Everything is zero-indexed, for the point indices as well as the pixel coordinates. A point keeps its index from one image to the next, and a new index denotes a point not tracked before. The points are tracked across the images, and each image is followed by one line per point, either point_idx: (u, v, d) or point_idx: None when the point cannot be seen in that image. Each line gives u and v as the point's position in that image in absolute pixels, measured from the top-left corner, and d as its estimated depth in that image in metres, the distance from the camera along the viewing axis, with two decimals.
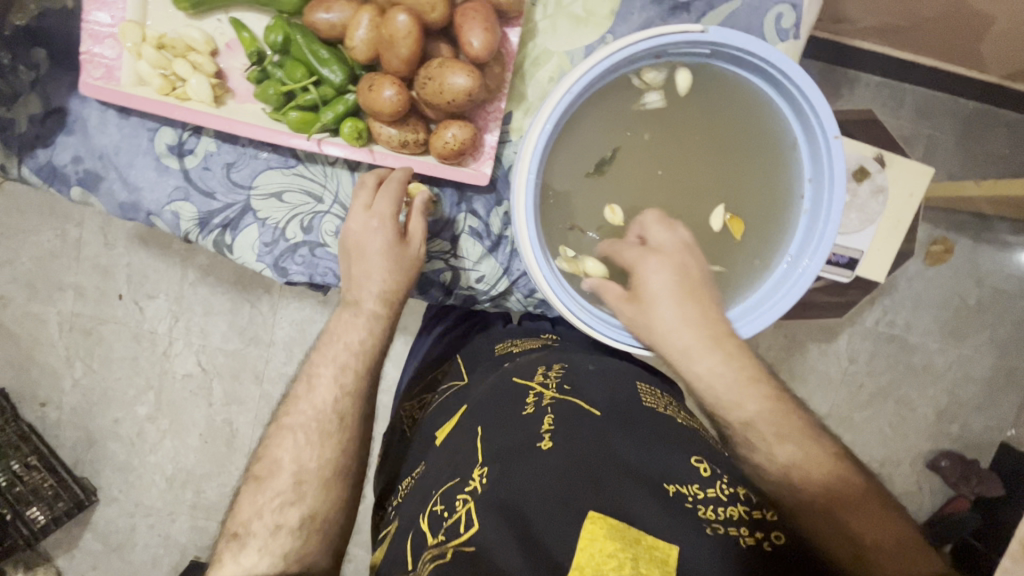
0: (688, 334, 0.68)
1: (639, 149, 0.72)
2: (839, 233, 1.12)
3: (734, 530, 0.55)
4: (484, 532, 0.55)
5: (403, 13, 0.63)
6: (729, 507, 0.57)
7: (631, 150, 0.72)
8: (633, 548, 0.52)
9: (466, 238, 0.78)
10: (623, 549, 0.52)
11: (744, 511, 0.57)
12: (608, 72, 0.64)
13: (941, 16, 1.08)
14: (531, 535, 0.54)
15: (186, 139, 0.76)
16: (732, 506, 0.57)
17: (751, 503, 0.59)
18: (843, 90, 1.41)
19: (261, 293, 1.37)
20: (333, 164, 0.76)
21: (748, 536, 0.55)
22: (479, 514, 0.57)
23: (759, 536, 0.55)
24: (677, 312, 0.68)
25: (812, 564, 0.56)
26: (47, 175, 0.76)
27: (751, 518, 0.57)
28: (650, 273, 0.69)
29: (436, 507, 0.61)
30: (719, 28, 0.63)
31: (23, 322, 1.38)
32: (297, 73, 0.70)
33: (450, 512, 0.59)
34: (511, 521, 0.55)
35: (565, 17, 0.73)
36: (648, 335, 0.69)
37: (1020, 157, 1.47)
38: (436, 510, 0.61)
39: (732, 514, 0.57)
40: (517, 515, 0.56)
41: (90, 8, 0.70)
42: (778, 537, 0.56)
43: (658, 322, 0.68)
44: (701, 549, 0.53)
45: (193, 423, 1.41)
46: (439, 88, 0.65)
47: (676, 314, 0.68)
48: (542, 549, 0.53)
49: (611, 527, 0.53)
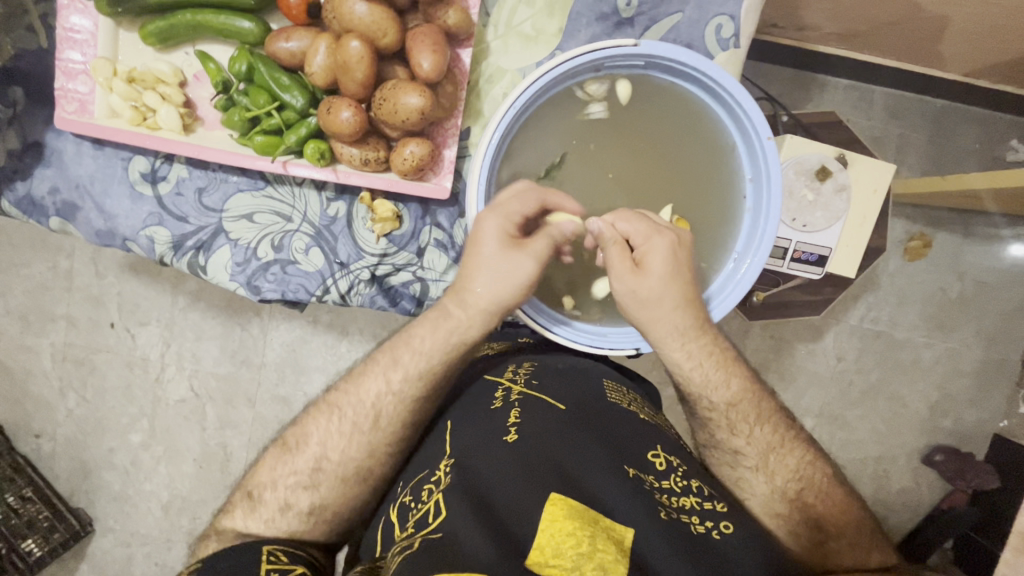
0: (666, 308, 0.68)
1: (588, 154, 0.77)
2: (807, 232, 1.14)
3: (687, 517, 0.59)
4: (449, 516, 0.57)
5: (356, 39, 0.67)
6: (682, 497, 0.61)
7: (577, 155, 0.77)
8: (591, 526, 0.55)
9: (431, 250, 0.81)
10: (581, 527, 0.55)
11: (696, 501, 0.61)
12: (550, 86, 0.69)
13: (898, 20, 1.12)
14: (495, 516, 0.57)
15: (158, 166, 0.79)
16: (685, 496, 0.62)
17: (703, 495, 0.62)
18: (813, 94, 1.45)
19: (250, 316, 1.39)
20: (300, 185, 0.80)
21: (699, 524, 0.59)
22: (446, 498, 0.59)
23: (708, 525, 0.59)
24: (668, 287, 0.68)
25: (765, 548, 0.58)
26: (26, 207, 0.79)
27: (702, 508, 0.61)
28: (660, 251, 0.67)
29: (404, 498, 0.64)
30: (650, 41, 0.68)
31: (18, 355, 1.40)
32: (261, 99, 0.74)
33: (418, 504, 0.61)
34: (475, 506, 0.58)
35: (516, 37, 0.77)
36: (637, 302, 0.68)
37: (991, 152, 1.50)
38: (404, 501, 0.64)
39: (685, 504, 0.61)
40: (481, 500, 0.58)
41: (63, 47, 0.74)
42: (727, 526, 0.59)
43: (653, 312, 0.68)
44: (655, 532, 0.56)
45: (188, 448, 1.42)
46: (394, 108, 0.69)
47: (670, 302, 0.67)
48: (506, 530, 0.56)
49: (571, 508, 0.56)
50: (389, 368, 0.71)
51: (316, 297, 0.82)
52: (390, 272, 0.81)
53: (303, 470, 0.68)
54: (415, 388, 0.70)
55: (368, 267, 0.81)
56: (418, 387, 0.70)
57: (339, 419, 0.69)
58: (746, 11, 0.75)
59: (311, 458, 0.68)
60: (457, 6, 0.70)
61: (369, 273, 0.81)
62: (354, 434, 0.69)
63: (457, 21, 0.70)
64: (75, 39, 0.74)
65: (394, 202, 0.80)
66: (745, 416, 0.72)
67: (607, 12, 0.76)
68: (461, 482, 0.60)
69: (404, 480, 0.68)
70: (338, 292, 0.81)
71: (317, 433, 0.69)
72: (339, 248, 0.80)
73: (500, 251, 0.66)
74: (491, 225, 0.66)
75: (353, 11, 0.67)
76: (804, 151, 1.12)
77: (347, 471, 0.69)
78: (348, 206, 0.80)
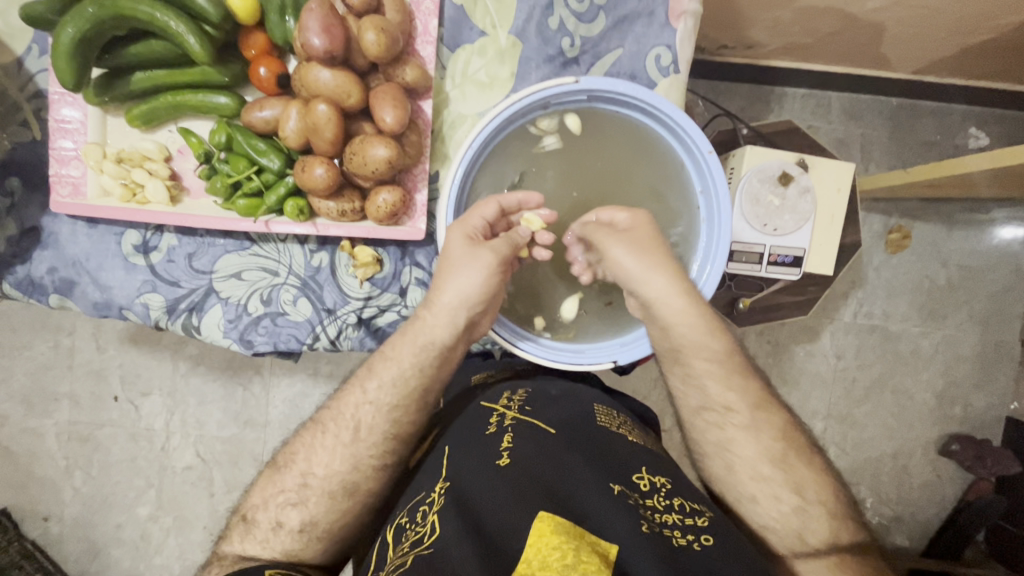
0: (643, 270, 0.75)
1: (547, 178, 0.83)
2: (779, 235, 1.17)
3: (669, 531, 0.59)
4: (441, 533, 0.58)
5: (323, 103, 0.73)
6: (665, 513, 0.62)
7: (535, 180, 0.82)
8: (576, 540, 0.55)
9: (414, 289, 0.86)
10: (566, 541, 0.55)
11: (679, 517, 0.62)
12: (504, 126, 0.75)
13: (840, 30, 1.20)
14: (484, 532, 0.58)
15: (149, 237, 0.83)
16: (668, 513, 0.62)
17: (685, 512, 0.63)
18: (773, 104, 1.51)
19: (251, 374, 1.41)
20: (285, 241, 0.84)
21: (680, 537, 0.59)
22: (439, 518, 0.60)
23: (689, 538, 0.59)
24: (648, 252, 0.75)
25: (744, 561, 0.58)
26: (26, 287, 0.83)
27: (685, 524, 0.61)
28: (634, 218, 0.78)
29: (401, 519, 0.66)
30: (589, 77, 0.73)
31: (22, 439, 1.41)
32: (241, 165, 0.79)
33: (412, 524, 0.63)
34: (466, 523, 0.59)
35: (472, 85, 0.83)
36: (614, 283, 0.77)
37: (953, 141, 1.56)
38: (401, 522, 0.65)
39: (667, 520, 0.61)
40: (472, 518, 0.60)
41: (55, 137, 0.80)
42: (707, 540, 0.60)
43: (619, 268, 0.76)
44: (638, 542, 0.56)
45: (197, 516, 1.42)
46: (363, 160, 0.74)
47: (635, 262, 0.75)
48: (494, 546, 0.56)
49: (558, 522, 0.57)
50: (365, 379, 0.73)
51: (306, 346, 0.85)
52: (375, 313, 0.85)
53: (292, 487, 0.70)
54: (390, 397, 0.72)
55: (354, 311, 0.85)
56: (393, 394, 0.72)
57: (325, 435, 0.71)
58: (681, 40, 0.81)
59: (298, 476, 0.70)
60: (414, 64, 0.77)
61: (356, 317, 0.85)
62: (337, 447, 0.71)
63: (415, 77, 0.77)
64: (66, 128, 0.80)
65: (374, 248, 0.84)
66: (749, 428, 0.72)
67: (553, 54, 0.82)
68: (454, 502, 0.62)
69: (402, 504, 0.69)
70: (327, 338, 0.84)
71: (303, 451, 0.71)
72: (325, 296, 0.84)
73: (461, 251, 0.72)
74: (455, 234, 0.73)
75: (318, 78, 0.73)
76: (764, 159, 1.14)
77: (332, 485, 0.70)
78: (331, 255, 0.84)
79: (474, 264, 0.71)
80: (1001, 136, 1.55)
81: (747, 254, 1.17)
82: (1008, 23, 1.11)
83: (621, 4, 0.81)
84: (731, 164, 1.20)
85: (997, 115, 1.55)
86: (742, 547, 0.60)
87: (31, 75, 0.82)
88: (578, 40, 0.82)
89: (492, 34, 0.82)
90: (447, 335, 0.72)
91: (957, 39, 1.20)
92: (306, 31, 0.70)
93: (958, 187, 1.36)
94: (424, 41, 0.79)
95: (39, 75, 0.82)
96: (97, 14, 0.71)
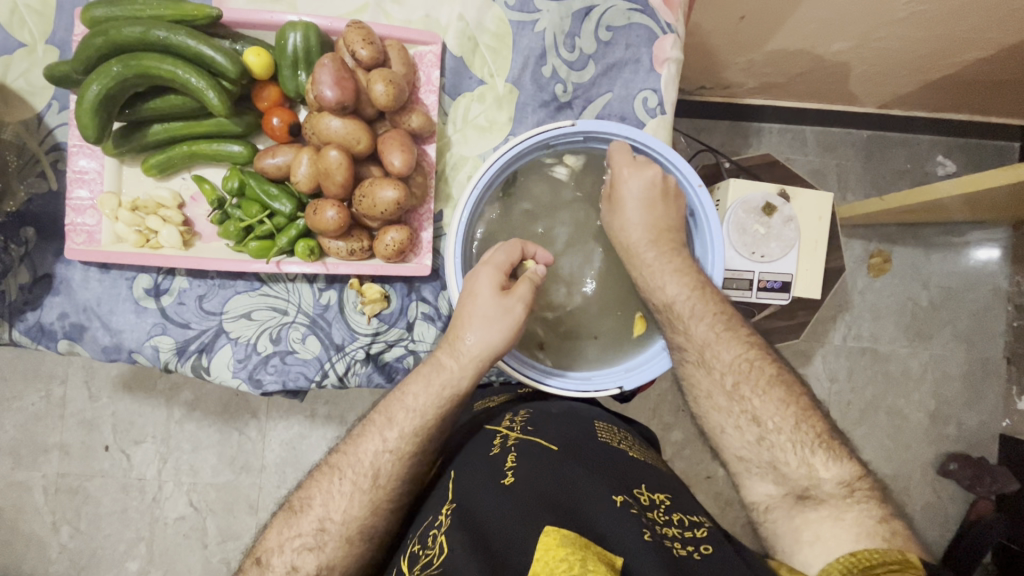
0: (635, 225, 0.84)
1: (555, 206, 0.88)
2: (765, 262, 1.20)
3: (670, 542, 0.60)
4: (450, 553, 0.59)
5: (334, 149, 0.77)
6: (666, 526, 0.63)
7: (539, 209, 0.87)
8: (582, 550, 0.55)
9: (420, 323, 0.88)
10: (572, 553, 0.54)
11: (677, 530, 0.63)
12: (511, 164, 0.80)
13: (809, 69, 1.30)
14: (490, 548, 0.59)
15: (161, 280, 0.85)
16: (669, 526, 0.63)
17: (684, 524, 0.64)
18: (752, 139, 1.56)
19: (247, 419, 1.40)
20: (293, 280, 0.86)
21: (680, 548, 0.60)
22: (448, 538, 0.61)
23: (689, 548, 0.60)
24: (640, 212, 0.82)
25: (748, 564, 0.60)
26: (35, 333, 0.84)
27: (683, 536, 0.62)
28: (627, 182, 0.82)
29: (412, 547, 0.66)
30: (586, 119, 0.80)
31: (8, 493, 1.36)
32: (253, 210, 0.83)
33: (423, 549, 0.63)
34: (475, 542, 0.60)
35: (472, 129, 0.88)
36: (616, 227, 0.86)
37: (924, 169, 1.62)
38: (412, 550, 0.65)
39: (668, 532, 0.62)
40: (477, 537, 0.60)
41: (73, 187, 0.82)
42: (707, 548, 0.61)
43: (624, 220, 0.84)
44: (642, 554, 0.57)
45: (189, 568, 1.38)
46: (372, 202, 0.77)
47: (641, 215, 0.83)
48: (502, 562, 0.57)
49: (563, 535, 0.57)
50: (386, 428, 0.73)
51: (315, 383, 0.86)
52: (383, 348, 0.87)
53: (310, 531, 0.68)
54: (413, 443, 0.73)
55: (362, 346, 0.87)
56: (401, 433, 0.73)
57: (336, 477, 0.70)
58: (666, 85, 0.87)
59: (315, 521, 0.68)
60: (419, 111, 0.82)
61: (364, 352, 0.87)
62: (355, 495, 0.70)
63: (420, 123, 0.82)
64: (83, 178, 0.83)
65: (382, 284, 0.87)
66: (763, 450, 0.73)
67: (547, 99, 0.88)
68: (461, 523, 0.63)
69: (411, 534, 0.69)
70: (336, 374, 0.86)
71: (321, 496, 0.70)
72: (333, 333, 0.86)
73: (492, 300, 0.76)
74: (485, 276, 0.76)
75: (329, 126, 0.77)
76: (749, 191, 1.19)
77: (351, 531, 0.69)
78: (338, 293, 0.87)
79: (506, 316, 0.76)
80: (967, 163, 1.62)
81: (736, 281, 1.21)
82: (967, 59, 1.21)
83: (609, 52, 0.87)
84: (716, 196, 1.25)
85: (961, 143, 1.62)
86: (743, 555, 0.61)
87: (50, 129, 0.85)
88: (570, 86, 0.88)
89: (490, 82, 0.88)
90: (469, 382, 0.76)
91: (919, 75, 1.29)
92: (319, 84, 0.74)
93: (935, 213, 1.45)
94: (428, 90, 0.85)
95: (59, 129, 0.85)
96: (122, 73, 0.75)
